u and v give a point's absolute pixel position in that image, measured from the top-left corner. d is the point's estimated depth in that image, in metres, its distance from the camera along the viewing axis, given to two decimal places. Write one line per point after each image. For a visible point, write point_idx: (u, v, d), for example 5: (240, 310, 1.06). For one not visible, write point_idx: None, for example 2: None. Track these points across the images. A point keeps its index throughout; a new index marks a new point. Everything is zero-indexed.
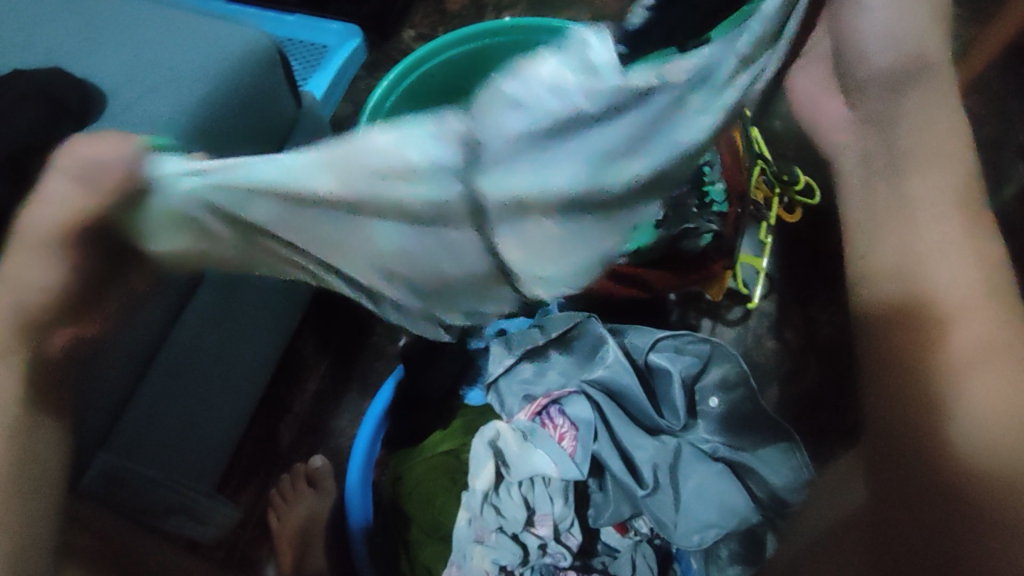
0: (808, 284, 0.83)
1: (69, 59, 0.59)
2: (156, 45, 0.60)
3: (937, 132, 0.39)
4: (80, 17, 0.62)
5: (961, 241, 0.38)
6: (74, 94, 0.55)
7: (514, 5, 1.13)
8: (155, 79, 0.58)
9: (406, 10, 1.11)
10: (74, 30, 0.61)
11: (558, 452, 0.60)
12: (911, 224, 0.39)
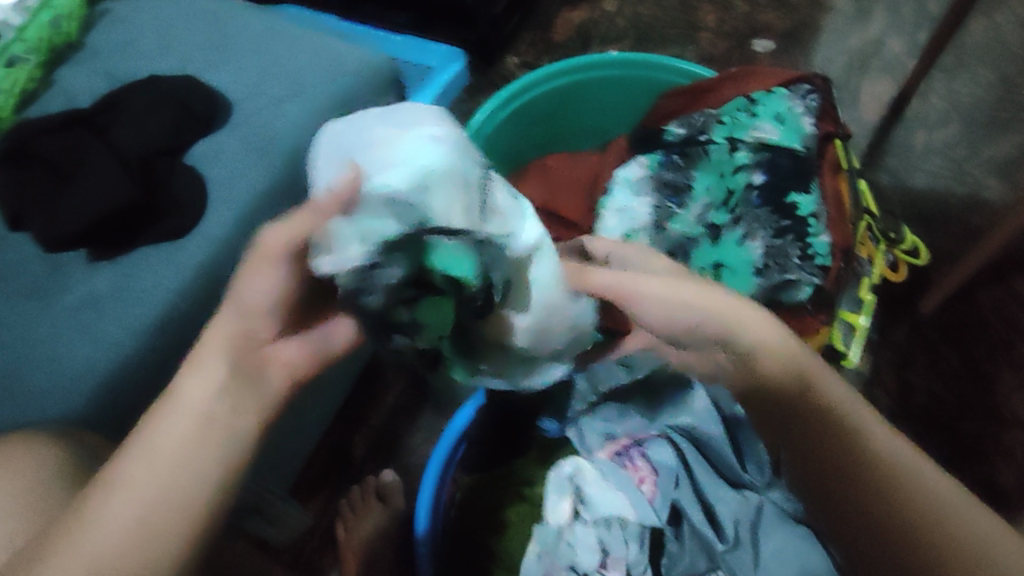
0: (907, 350, 0.84)
1: (202, 66, 0.62)
2: (282, 60, 0.62)
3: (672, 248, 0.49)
4: (212, 25, 0.64)
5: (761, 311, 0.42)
6: (203, 98, 0.59)
7: (620, 39, 1.14)
8: (277, 94, 0.61)
9: (513, 38, 1.14)
10: (204, 38, 0.64)
11: (636, 495, 0.58)
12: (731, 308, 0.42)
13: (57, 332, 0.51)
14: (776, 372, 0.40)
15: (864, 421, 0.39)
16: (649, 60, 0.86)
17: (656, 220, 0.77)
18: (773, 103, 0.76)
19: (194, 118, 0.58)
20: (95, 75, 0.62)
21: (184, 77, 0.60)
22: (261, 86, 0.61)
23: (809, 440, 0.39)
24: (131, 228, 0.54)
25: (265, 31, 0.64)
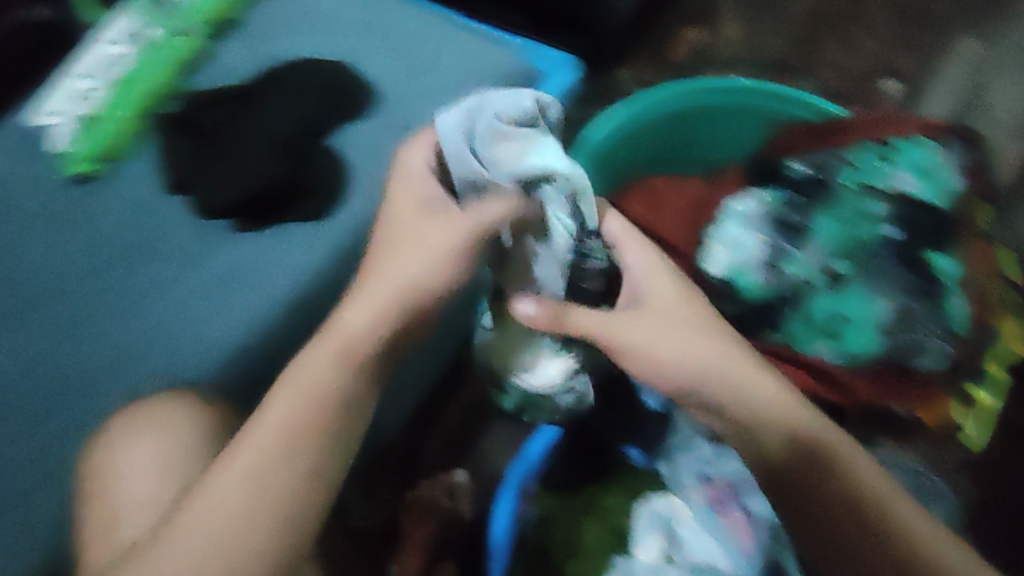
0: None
1: (351, 52, 0.64)
2: (430, 55, 0.64)
3: (664, 297, 0.53)
4: (364, 13, 0.66)
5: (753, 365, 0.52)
6: (353, 84, 0.61)
7: (738, 67, 1.11)
8: (424, 88, 0.62)
9: (626, 54, 1.12)
10: (357, 26, 0.66)
11: (730, 549, 0.59)
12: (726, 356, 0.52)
13: (183, 298, 0.53)
14: (795, 444, 0.49)
15: (874, 482, 0.49)
16: (782, 93, 0.84)
17: (768, 257, 0.72)
18: (911, 155, 0.73)
19: (344, 102, 0.61)
20: (249, 52, 0.64)
21: (339, 66, 0.63)
22: (407, 80, 0.63)
23: (821, 504, 0.48)
24: (273, 203, 0.56)
25: (414, 26, 0.66)
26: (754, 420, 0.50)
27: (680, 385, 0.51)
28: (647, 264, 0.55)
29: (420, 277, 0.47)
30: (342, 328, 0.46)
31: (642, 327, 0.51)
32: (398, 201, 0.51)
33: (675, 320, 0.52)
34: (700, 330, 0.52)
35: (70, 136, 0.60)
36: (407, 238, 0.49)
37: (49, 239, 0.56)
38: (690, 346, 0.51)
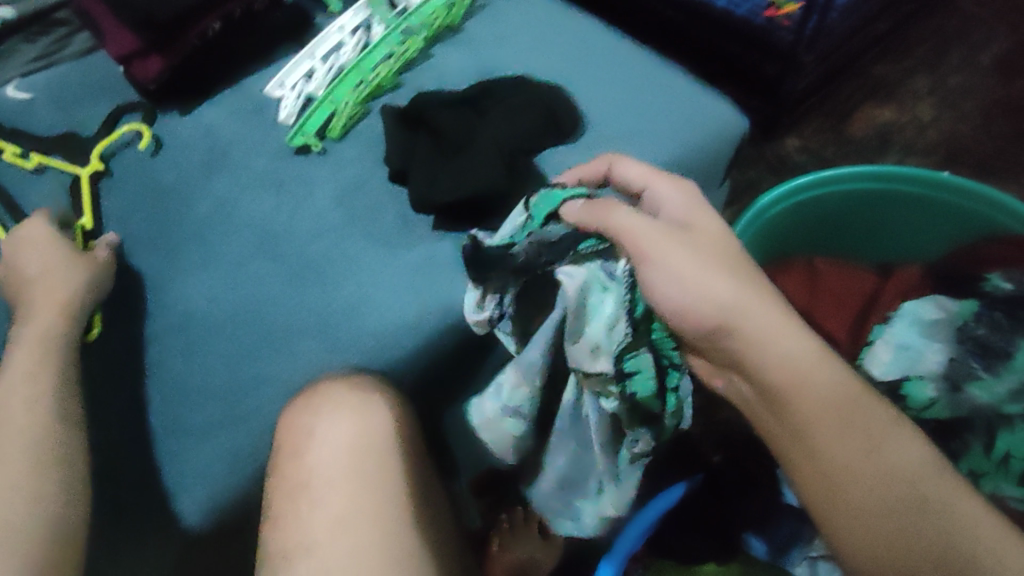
0: None
1: (567, 81, 0.69)
2: (641, 98, 0.68)
3: (724, 272, 0.46)
4: (586, 48, 0.71)
5: (830, 367, 0.44)
6: (565, 112, 0.66)
7: (924, 152, 1.05)
8: (630, 127, 0.66)
9: (804, 118, 1.08)
10: (576, 58, 0.70)
11: None
12: (811, 398, 0.42)
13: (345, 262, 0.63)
14: (825, 414, 0.42)
15: (920, 461, 0.41)
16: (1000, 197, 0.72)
17: (948, 375, 0.64)
18: None
19: (554, 127, 0.65)
20: (472, 64, 0.71)
21: (554, 87, 0.67)
22: (617, 115, 0.67)
23: (858, 489, 0.41)
24: (478, 212, 0.62)
25: (626, 64, 0.70)
26: (796, 392, 0.43)
27: (705, 330, 0.46)
28: (687, 198, 0.51)
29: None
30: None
31: (685, 262, 0.46)
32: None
33: (710, 258, 0.47)
34: (726, 268, 0.47)
35: (291, 112, 0.70)
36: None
37: (260, 197, 0.67)
38: (693, 274, 0.46)
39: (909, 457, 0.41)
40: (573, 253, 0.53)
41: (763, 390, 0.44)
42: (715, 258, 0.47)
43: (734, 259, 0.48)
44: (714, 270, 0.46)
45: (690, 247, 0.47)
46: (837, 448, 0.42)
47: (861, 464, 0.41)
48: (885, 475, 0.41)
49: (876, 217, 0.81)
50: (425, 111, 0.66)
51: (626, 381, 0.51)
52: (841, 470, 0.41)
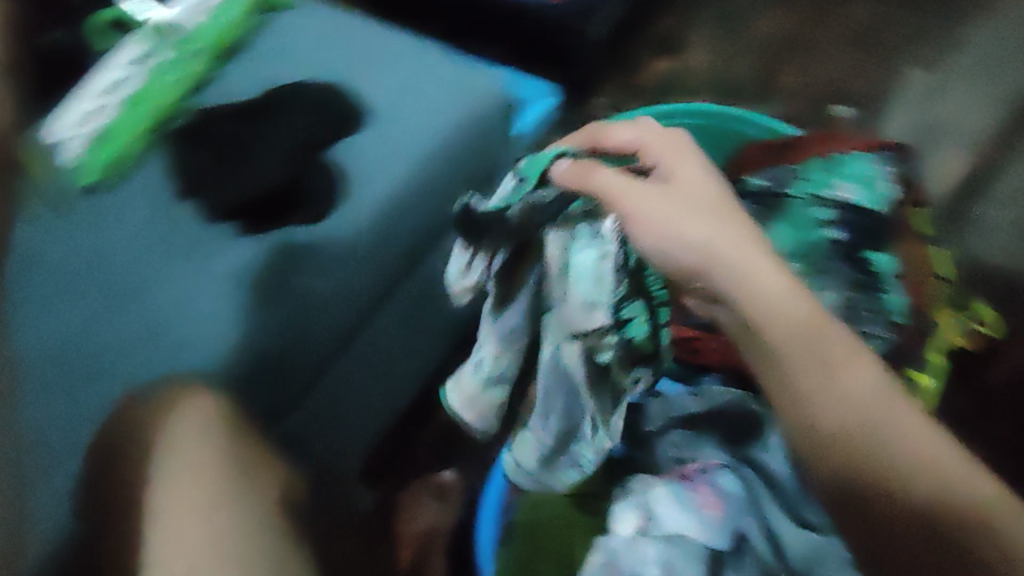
0: (974, 415, 0.86)
1: (342, 75, 0.70)
2: (415, 78, 0.70)
3: (706, 216, 0.50)
4: (354, 41, 0.73)
5: (793, 296, 0.47)
6: (345, 106, 0.67)
7: (701, 92, 1.19)
8: (410, 105, 0.68)
9: (600, 80, 1.19)
10: (346, 51, 0.72)
11: (704, 520, 0.57)
12: (782, 323, 0.46)
13: (185, 285, 0.60)
14: (781, 339, 0.46)
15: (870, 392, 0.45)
16: (725, 111, 0.94)
17: None
18: (855, 165, 0.80)
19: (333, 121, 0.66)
20: (251, 78, 0.70)
21: (330, 84, 0.68)
22: (394, 99, 0.68)
23: (807, 393, 0.46)
24: (283, 209, 0.63)
25: (400, 48, 0.72)
26: (757, 315, 0.47)
27: (683, 268, 0.49)
28: (668, 149, 0.55)
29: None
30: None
31: (664, 211, 0.50)
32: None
33: (680, 204, 0.51)
34: (711, 213, 0.50)
35: (75, 148, 0.65)
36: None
37: (30, 228, 0.62)
38: (676, 224, 0.50)
39: (858, 387, 0.45)
40: (562, 215, 0.61)
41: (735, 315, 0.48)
42: (700, 206, 0.51)
43: (719, 203, 0.51)
44: (700, 216, 0.50)
45: (673, 198, 0.51)
46: (802, 374, 0.46)
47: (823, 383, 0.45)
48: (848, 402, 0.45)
49: None
50: (209, 124, 0.67)
51: (626, 328, 0.58)
52: (812, 387, 0.45)
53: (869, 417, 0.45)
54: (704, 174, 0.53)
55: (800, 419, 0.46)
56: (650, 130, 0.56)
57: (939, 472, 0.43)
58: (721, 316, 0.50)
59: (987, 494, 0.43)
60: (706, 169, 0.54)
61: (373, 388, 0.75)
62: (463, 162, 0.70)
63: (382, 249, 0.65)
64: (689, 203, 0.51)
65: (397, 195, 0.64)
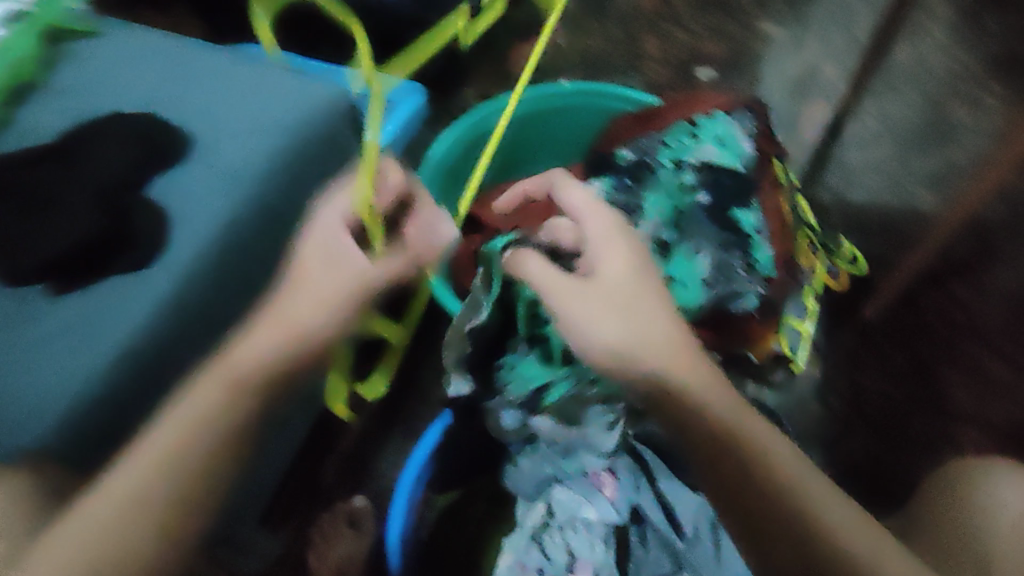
0: (858, 351, 0.90)
1: (161, 102, 0.67)
2: (242, 96, 0.68)
3: (630, 313, 0.58)
4: (172, 64, 0.70)
5: (709, 378, 0.59)
6: (167, 134, 0.64)
7: (570, 69, 1.18)
8: (238, 126, 0.66)
9: (467, 70, 1.17)
10: (163, 76, 0.69)
11: (597, 496, 0.63)
12: (705, 395, 0.58)
13: (126, 314, 0.57)
14: (713, 430, 0.57)
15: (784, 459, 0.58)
16: (584, 89, 0.94)
17: None
18: (714, 125, 0.81)
19: (153, 151, 0.63)
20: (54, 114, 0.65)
21: (147, 114, 0.65)
22: (220, 126, 0.66)
23: (733, 465, 0.57)
24: (97, 259, 0.58)
25: (221, 73, 0.69)
26: (681, 395, 0.57)
27: (602, 360, 0.59)
28: (600, 243, 0.61)
29: (283, 350, 0.63)
30: (229, 365, 0.61)
31: (597, 309, 0.58)
32: (318, 282, 0.65)
33: (607, 304, 0.58)
34: (637, 313, 0.59)
35: None
36: (293, 291, 0.65)
37: None
38: (606, 328, 0.58)
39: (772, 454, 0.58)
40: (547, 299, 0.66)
41: (649, 396, 0.59)
42: (630, 306, 0.59)
43: (640, 294, 0.60)
44: (626, 310, 0.58)
45: (603, 293, 0.59)
46: (713, 423, 0.57)
47: (737, 440, 0.57)
48: (753, 454, 0.57)
49: (518, 139, 0.99)
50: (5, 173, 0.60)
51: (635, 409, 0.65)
52: (724, 437, 0.57)
53: (786, 478, 0.57)
54: (634, 271, 0.61)
55: (715, 448, 0.57)
56: (586, 221, 0.63)
57: (834, 518, 0.56)
58: (648, 389, 0.58)
59: (873, 532, 0.57)
60: (637, 263, 0.62)
61: None
62: (305, 173, 0.68)
63: (232, 283, 0.63)
64: (620, 301, 0.58)
65: (232, 216, 0.63)
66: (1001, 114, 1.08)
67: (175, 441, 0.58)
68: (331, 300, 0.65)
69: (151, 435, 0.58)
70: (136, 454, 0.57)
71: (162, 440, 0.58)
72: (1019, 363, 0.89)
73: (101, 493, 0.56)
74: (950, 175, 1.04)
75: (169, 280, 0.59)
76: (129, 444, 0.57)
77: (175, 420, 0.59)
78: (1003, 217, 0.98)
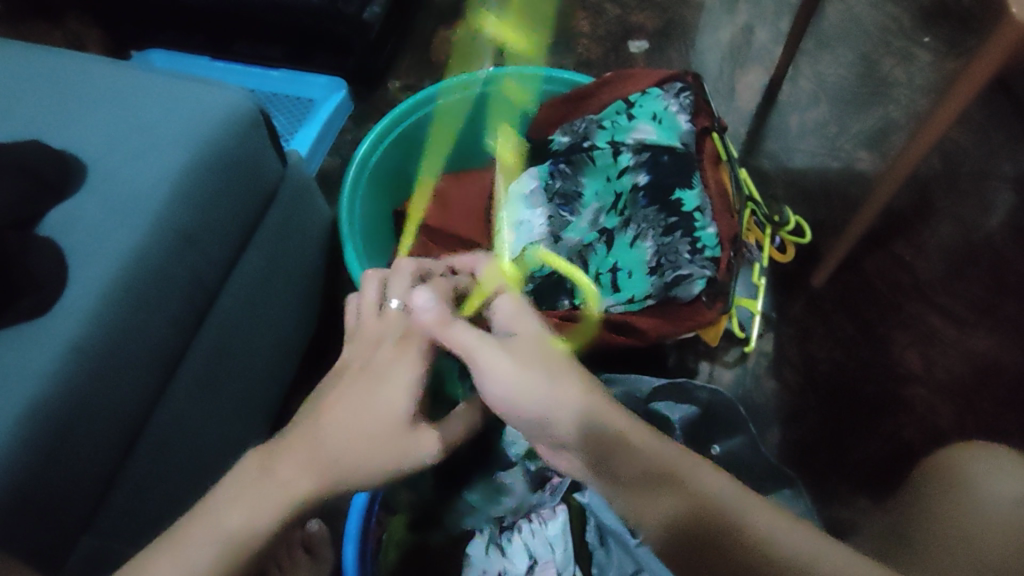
0: (807, 321, 0.90)
1: (49, 130, 0.62)
2: (139, 113, 0.63)
3: (548, 362, 0.48)
4: (58, 89, 0.64)
5: (662, 439, 0.46)
6: (56, 164, 0.58)
7: (499, 52, 1.14)
8: (138, 146, 0.61)
9: (392, 61, 1.12)
10: (50, 101, 0.64)
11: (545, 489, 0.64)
12: (662, 451, 0.45)
13: (25, 361, 0.51)
14: (694, 504, 0.43)
15: (728, 494, 0.44)
16: (512, 72, 0.90)
17: (552, 231, 0.77)
18: (649, 103, 0.78)
19: (43, 183, 0.57)
20: None
21: (33, 142, 0.60)
22: (115, 144, 0.61)
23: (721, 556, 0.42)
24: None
25: (112, 92, 0.64)
26: (609, 431, 0.45)
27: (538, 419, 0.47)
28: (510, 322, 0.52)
29: (352, 476, 0.44)
30: (288, 485, 0.42)
31: (508, 365, 0.47)
32: (375, 406, 0.45)
33: (520, 356, 0.48)
34: (555, 363, 0.48)
35: None
36: (357, 396, 0.46)
37: None
38: (516, 379, 0.47)
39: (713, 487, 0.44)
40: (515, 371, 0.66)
41: (586, 450, 0.46)
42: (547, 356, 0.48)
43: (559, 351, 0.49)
44: (542, 359, 0.48)
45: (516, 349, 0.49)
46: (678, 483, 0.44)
47: (719, 512, 0.43)
48: (735, 524, 0.43)
49: (450, 128, 0.96)
50: None
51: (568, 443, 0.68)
52: (702, 503, 0.44)
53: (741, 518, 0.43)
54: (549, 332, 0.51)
55: (684, 506, 0.44)
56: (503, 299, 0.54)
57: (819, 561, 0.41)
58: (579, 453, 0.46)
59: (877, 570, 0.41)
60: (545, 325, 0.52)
61: (192, 468, 0.68)
62: (219, 189, 0.63)
63: (152, 309, 0.58)
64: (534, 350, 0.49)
65: (144, 242, 0.57)
66: (934, 65, 1.07)
67: (223, 547, 0.41)
68: (404, 437, 0.45)
69: (225, 519, 0.41)
70: (181, 548, 0.40)
71: (203, 556, 0.40)
72: (964, 319, 0.89)
73: (173, 552, 0.40)
74: (888, 132, 1.03)
75: (73, 321, 0.53)
76: (186, 524, 0.41)
77: (223, 530, 0.41)
78: (939, 171, 0.98)
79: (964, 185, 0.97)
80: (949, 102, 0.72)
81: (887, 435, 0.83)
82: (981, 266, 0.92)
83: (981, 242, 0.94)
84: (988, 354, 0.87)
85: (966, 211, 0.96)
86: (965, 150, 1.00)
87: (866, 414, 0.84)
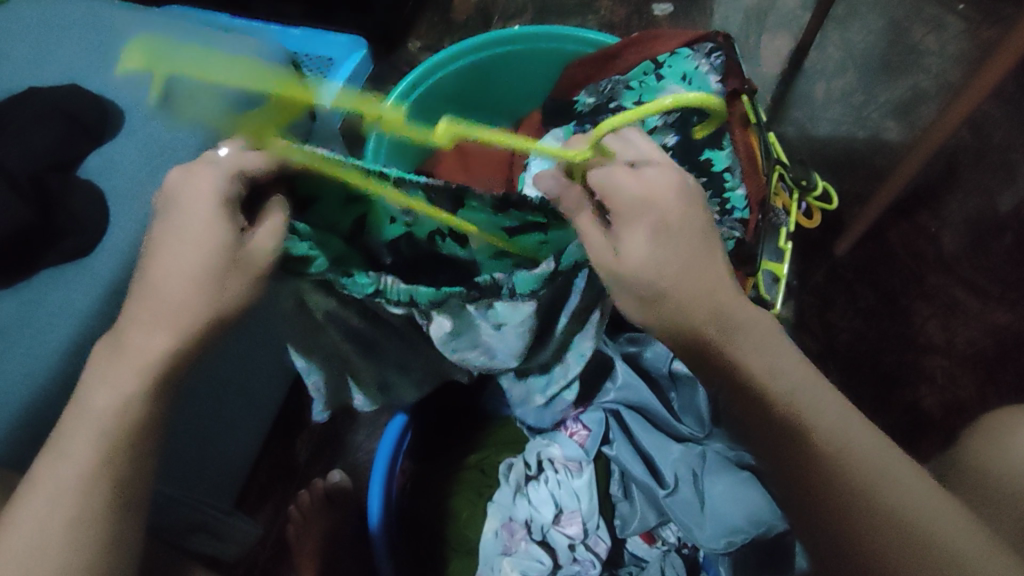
0: (826, 290, 0.90)
1: (84, 76, 0.62)
2: None
3: (693, 272, 0.44)
4: (92, 34, 0.64)
5: (767, 328, 0.45)
6: (94, 109, 0.58)
7: (521, 14, 1.13)
8: None
9: (412, 22, 1.11)
10: (83, 46, 0.64)
11: (562, 436, 0.65)
12: (764, 340, 0.44)
13: (71, 298, 0.52)
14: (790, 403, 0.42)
15: (809, 386, 0.43)
16: (539, 32, 0.89)
17: None
18: (679, 65, 0.78)
19: (82, 128, 0.57)
20: None
21: (67, 85, 0.59)
22: (148, 90, 0.61)
23: (790, 446, 0.41)
24: (30, 248, 0.52)
25: (146, 39, 0.64)
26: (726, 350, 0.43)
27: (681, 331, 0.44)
28: (637, 201, 0.43)
29: (200, 308, 0.40)
30: (128, 346, 0.40)
31: (656, 275, 0.43)
32: (174, 257, 0.40)
33: (665, 269, 0.43)
34: (694, 272, 0.44)
35: None
36: (159, 244, 0.41)
37: None
38: (658, 294, 0.44)
39: (802, 385, 0.43)
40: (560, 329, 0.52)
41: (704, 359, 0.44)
42: (688, 268, 0.44)
43: (702, 263, 0.44)
44: (680, 274, 0.43)
45: (663, 265, 0.43)
46: (777, 373, 0.43)
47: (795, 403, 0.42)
48: (801, 423, 0.41)
49: (470, 88, 0.96)
50: None
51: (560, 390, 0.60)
52: (792, 392, 0.42)
53: (816, 420, 0.41)
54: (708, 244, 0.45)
55: (768, 390, 0.42)
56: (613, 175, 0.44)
57: (899, 487, 0.40)
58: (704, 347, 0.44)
59: (967, 519, 0.39)
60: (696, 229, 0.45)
61: (233, 411, 0.68)
62: None
63: None
64: (677, 261, 0.43)
65: None
66: (967, 33, 1.06)
67: (93, 424, 0.39)
68: (241, 270, 0.40)
69: (89, 399, 0.40)
70: (55, 461, 0.39)
71: (85, 442, 0.39)
72: (988, 292, 0.89)
73: (59, 453, 0.39)
74: (917, 101, 1.02)
75: (115, 262, 0.53)
76: (60, 431, 0.40)
77: (96, 411, 0.39)
78: (968, 141, 0.97)
79: (991, 158, 0.97)
80: (987, 70, 0.70)
81: (904, 404, 0.84)
82: (1007, 239, 0.92)
83: (1008, 215, 0.93)
84: (1010, 327, 0.87)
85: (992, 181, 0.95)
86: (995, 122, 0.99)
87: (886, 382, 0.85)
